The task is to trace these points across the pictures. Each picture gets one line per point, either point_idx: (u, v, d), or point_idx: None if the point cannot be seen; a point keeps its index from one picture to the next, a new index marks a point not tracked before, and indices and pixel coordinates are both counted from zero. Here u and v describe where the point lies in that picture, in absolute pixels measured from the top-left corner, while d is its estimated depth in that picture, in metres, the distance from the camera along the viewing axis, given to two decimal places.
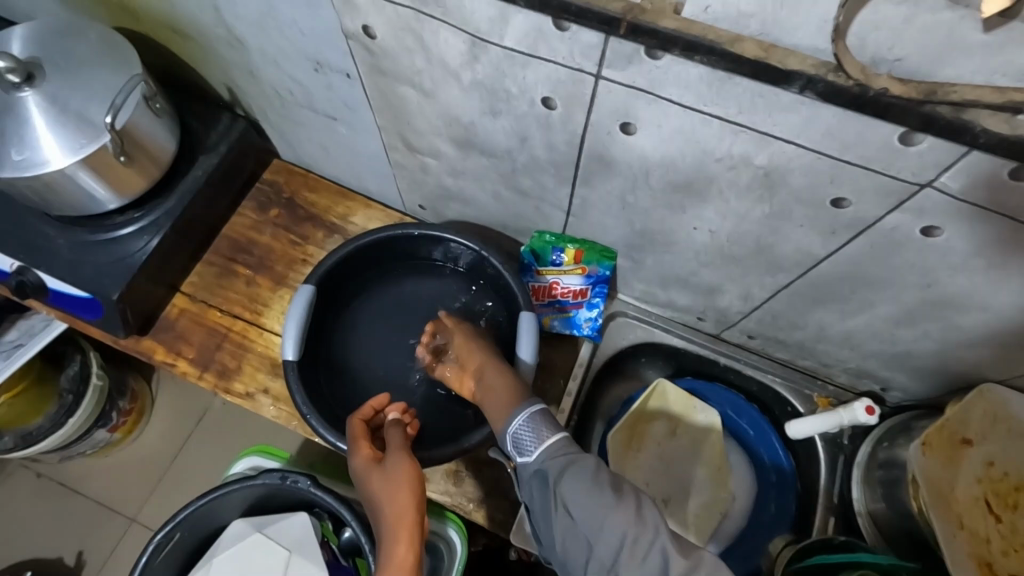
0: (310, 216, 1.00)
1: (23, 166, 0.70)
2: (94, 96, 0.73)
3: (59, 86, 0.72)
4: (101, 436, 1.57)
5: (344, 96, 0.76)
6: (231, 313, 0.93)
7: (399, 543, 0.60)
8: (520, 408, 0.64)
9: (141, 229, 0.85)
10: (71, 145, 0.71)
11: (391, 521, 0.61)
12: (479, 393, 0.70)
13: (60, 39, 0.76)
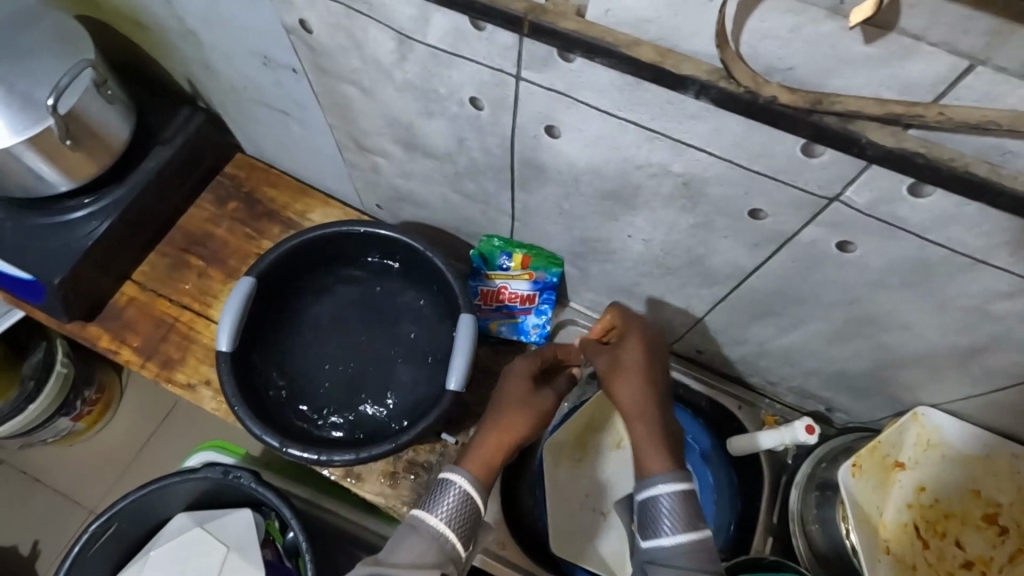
0: (269, 211, 1.00)
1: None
2: (39, 80, 0.73)
3: (8, 67, 0.72)
4: (65, 424, 1.56)
5: (294, 92, 0.77)
6: (180, 304, 0.93)
7: (492, 438, 0.65)
8: (669, 473, 0.57)
9: (92, 215, 0.86)
10: (15, 126, 0.71)
11: (505, 423, 0.66)
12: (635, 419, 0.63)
13: (15, 21, 0.76)
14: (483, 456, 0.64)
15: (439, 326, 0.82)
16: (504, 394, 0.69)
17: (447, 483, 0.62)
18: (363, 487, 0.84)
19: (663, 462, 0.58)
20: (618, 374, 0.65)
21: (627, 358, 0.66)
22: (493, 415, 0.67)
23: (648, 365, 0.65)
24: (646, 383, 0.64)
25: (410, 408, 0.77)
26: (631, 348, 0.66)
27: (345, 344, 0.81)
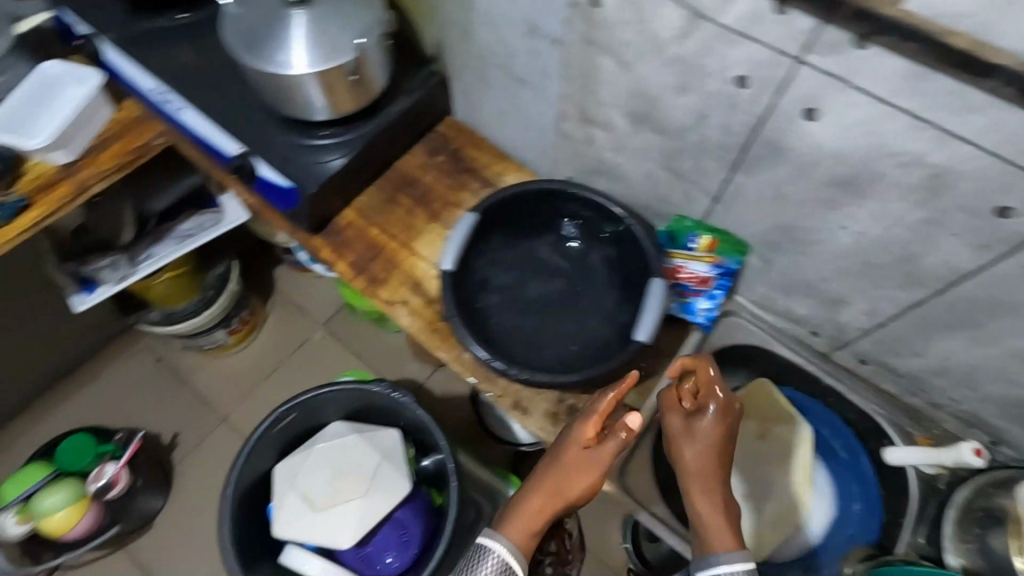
0: (470, 168, 1.12)
1: (283, 67, 0.89)
2: (346, 27, 0.89)
3: (321, 14, 0.89)
4: (220, 336, 1.79)
5: (543, 61, 0.88)
6: (389, 233, 1.05)
7: (535, 502, 0.76)
8: (732, 553, 0.68)
9: (342, 142, 1.01)
10: (323, 60, 0.89)
11: (548, 491, 0.76)
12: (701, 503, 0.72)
13: None
14: (523, 525, 0.75)
15: (628, 288, 0.89)
16: (558, 458, 0.77)
17: (481, 550, 0.74)
18: (527, 421, 0.92)
19: (724, 545, 0.69)
20: (688, 442, 0.74)
21: (700, 428, 0.74)
22: (540, 481, 0.77)
23: (721, 426, 0.75)
24: (721, 443, 0.74)
25: (592, 352, 0.85)
26: (708, 409, 0.75)
27: (535, 285, 0.90)
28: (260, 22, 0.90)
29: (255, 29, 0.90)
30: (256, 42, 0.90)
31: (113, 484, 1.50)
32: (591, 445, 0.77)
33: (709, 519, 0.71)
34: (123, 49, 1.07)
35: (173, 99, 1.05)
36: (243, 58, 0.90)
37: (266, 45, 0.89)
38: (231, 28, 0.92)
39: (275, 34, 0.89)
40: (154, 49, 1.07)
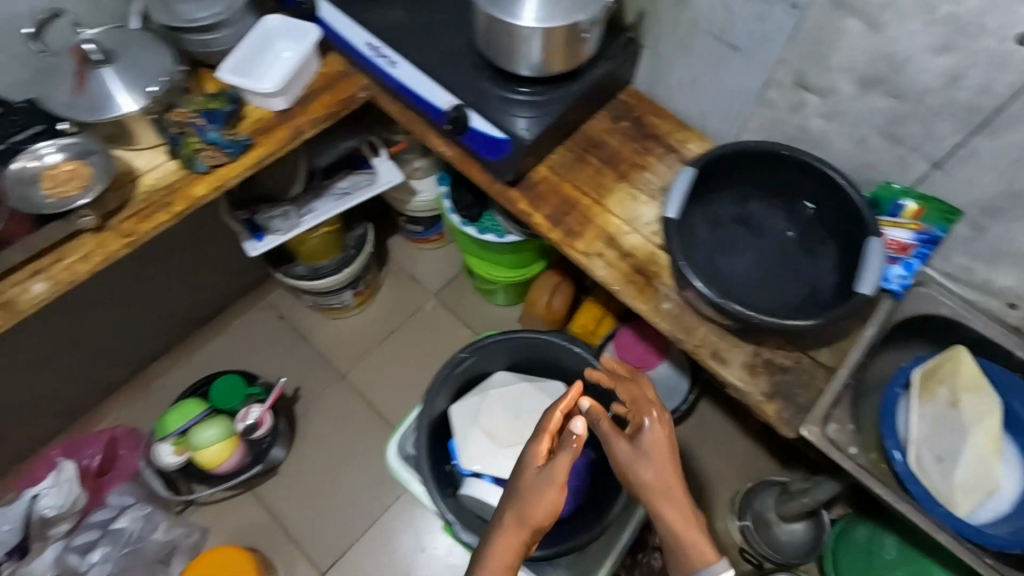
0: (653, 135, 1.17)
1: (524, 19, 0.95)
2: None
3: None
4: (346, 297, 1.87)
5: (770, 26, 0.92)
6: (581, 189, 1.10)
7: (509, 536, 0.78)
8: (709, 562, 0.77)
9: (551, 99, 1.08)
10: (565, 15, 0.95)
11: (517, 527, 0.78)
12: (667, 515, 0.79)
13: None
14: (499, 565, 0.77)
15: (829, 254, 0.96)
16: (521, 490, 0.79)
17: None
18: (726, 370, 0.96)
19: (715, 555, 0.77)
20: (642, 458, 0.80)
21: (654, 447, 0.81)
22: (507, 521, 0.78)
23: (668, 444, 0.82)
24: (671, 463, 0.81)
25: (795, 307, 0.92)
26: (654, 427, 0.83)
27: (744, 247, 0.98)
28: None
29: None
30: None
31: (258, 425, 1.57)
32: (544, 468, 0.79)
33: (676, 533, 0.78)
34: (340, 7, 1.15)
35: (389, 53, 1.11)
36: (487, 8, 0.97)
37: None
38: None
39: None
40: (369, 9, 1.15)
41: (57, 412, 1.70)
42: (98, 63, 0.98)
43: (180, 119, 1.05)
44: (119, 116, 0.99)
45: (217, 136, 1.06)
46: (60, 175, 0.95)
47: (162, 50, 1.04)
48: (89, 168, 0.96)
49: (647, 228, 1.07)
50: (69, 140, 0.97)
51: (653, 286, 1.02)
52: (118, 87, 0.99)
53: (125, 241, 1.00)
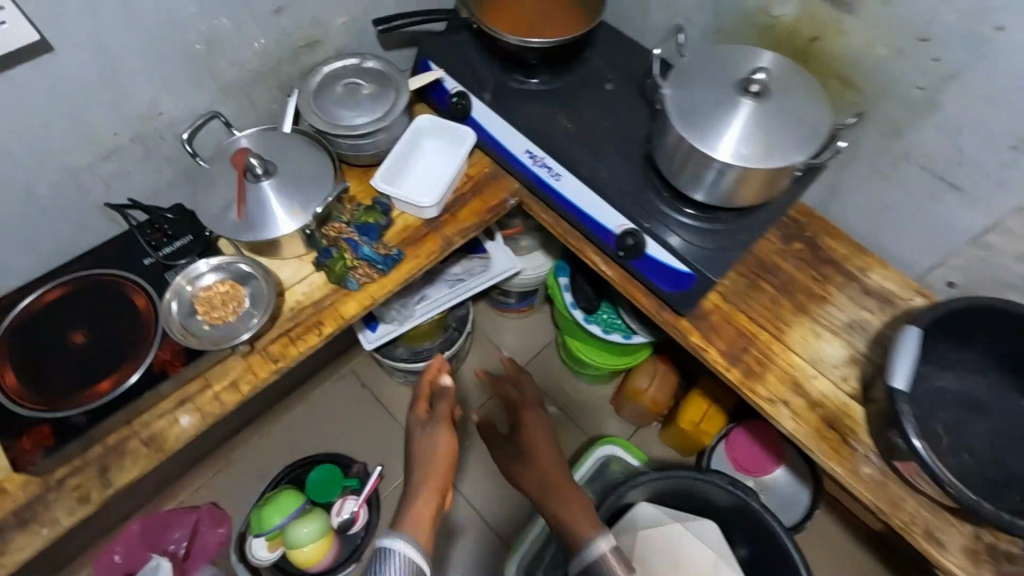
0: (831, 259, 1.06)
1: (735, 156, 0.84)
2: (797, 130, 0.83)
3: (774, 111, 0.84)
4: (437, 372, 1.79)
5: (1014, 175, 0.82)
6: (758, 322, 1.01)
7: (426, 502, 0.89)
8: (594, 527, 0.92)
9: (738, 229, 0.97)
10: (779, 156, 0.82)
11: (426, 489, 0.91)
12: (553, 476, 1.00)
13: (799, 77, 0.86)
14: (419, 526, 0.86)
15: None
16: (428, 458, 0.95)
17: (387, 553, 0.81)
18: (946, 557, 0.84)
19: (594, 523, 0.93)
20: (547, 447, 1.06)
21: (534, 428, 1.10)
22: (422, 487, 0.91)
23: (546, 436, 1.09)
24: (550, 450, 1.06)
25: None
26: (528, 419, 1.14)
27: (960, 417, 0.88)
28: (711, 104, 0.87)
29: (705, 111, 0.87)
30: (708, 123, 0.86)
31: (353, 521, 1.49)
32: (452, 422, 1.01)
33: (560, 503, 0.96)
34: (498, 110, 1.07)
35: (553, 165, 1.03)
36: (687, 137, 0.86)
37: (702, 122, 0.86)
38: (673, 103, 0.88)
39: (731, 119, 0.85)
40: (529, 113, 1.07)
41: (141, 485, 1.63)
42: (259, 177, 0.93)
43: (334, 233, 0.99)
44: (272, 238, 0.91)
45: (371, 254, 0.99)
46: (213, 298, 0.89)
47: (319, 161, 0.98)
48: (242, 292, 0.91)
49: (835, 372, 0.97)
50: (223, 259, 0.92)
51: (849, 445, 0.92)
52: (276, 204, 0.93)
53: (274, 365, 0.92)
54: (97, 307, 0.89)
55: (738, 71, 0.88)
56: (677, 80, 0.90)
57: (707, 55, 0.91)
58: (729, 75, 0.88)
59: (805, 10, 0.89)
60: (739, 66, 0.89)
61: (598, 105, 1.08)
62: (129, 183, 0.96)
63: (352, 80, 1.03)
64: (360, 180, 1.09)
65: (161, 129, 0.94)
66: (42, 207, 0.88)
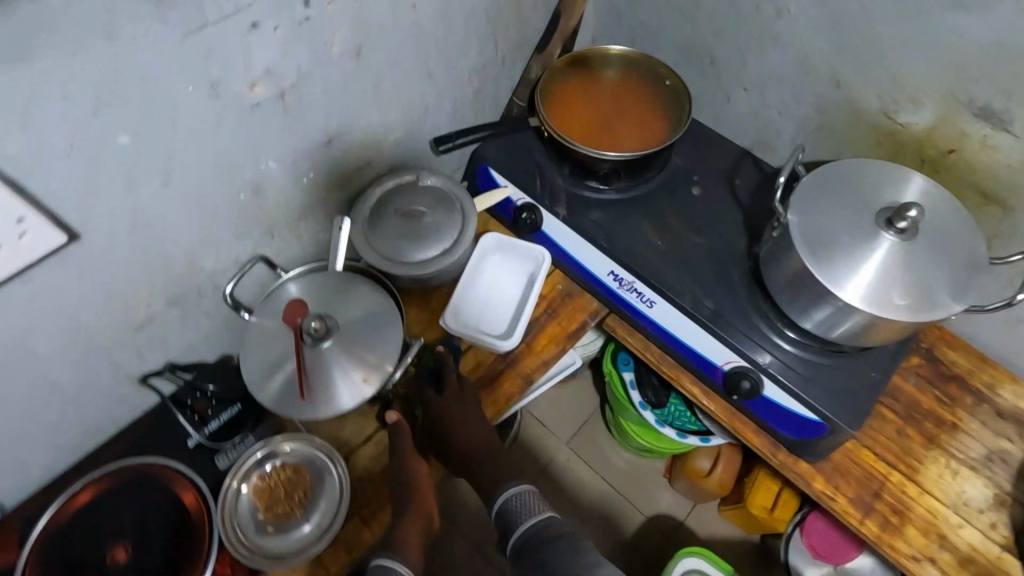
0: (954, 375, 0.95)
1: (886, 307, 0.71)
2: (949, 275, 0.72)
3: (920, 251, 0.72)
4: None
5: None
6: (887, 460, 0.89)
7: (413, 522, 0.71)
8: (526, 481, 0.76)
9: (864, 362, 0.85)
10: (926, 306, 0.71)
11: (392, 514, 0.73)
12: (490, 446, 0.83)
13: (942, 208, 0.76)
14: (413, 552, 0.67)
15: None
16: (402, 483, 0.76)
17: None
18: None
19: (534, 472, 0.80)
20: (470, 420, 0.84)
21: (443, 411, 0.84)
22: (408, 512, 0.72)
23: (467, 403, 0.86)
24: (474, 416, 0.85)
25: None
26: (451, 404, 0.85)
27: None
28: (850, 240, 0.74)
29: (843, 247, 0.74)
30: (849, 264, 0.73)
31: None
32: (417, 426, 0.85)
33: (501, 468, 0.81)
34: (575, 226, 0.95)
35: (645, 291, 0.92)
36: (818, 275, 0.73)
37: (833, 257, 0.73)
38: (804, 237, 0.75)
39: (877, 261, 0.72)
40: (611, 228, 0.95)
41: None
42: (320, 340, 0.79)
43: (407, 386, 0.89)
44: (339, 412, 0.78)
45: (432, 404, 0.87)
46: (276, 490, 0.77)
47: (380, 308, 0.84)
48: (308, 478, 0.77)
49: (981, 517, 0.86)
50: (286, 441, 0.79)
51: None
52: (340, 371, 0.80)
53: (349, 559, 0.76)
54: (139, 513, 0.76)
55: (874, 200, 0.77)
56: (802, 208, 0.78)
57: (833, 177, 0.79)
58: (865, 206, 0.76)
59: (945, 120, 0.78)
60: (874, 194, 0.77)
61: (687, 213, 0.96)
62: (165, 347, 0.82)
63: (409, 206, 0.90)
64: (419, 310, 0.95)
65: (201, 286, 0.80)
66: (67, 395, 0.74)
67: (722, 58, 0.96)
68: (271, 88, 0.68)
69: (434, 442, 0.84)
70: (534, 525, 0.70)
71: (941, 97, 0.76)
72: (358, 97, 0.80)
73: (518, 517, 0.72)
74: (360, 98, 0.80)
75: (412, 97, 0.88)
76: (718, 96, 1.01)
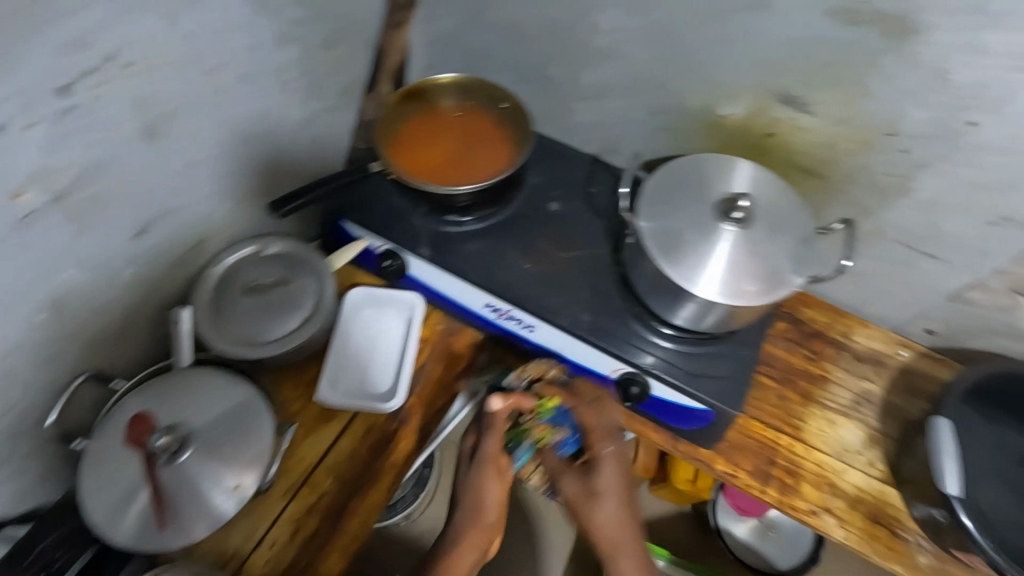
0: (816, 331, 1.03)
1: (738, 296, 0.75)
2: (784, 255, 0.77)
3: (756, 237, 0.77)
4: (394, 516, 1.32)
5: (993, 246, 0.81)
6: (774, 426, 0.95)
7: (469, 544, 0.84)
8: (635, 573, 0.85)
9: (735, 343, 0.89)
10: (769, 288, 0.75)
11: (465, 541, 0.84)
12: (609, 516, 0.85)
13: (767, 191, 0.81)
14: None
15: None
16: (472, 498, 0.86)
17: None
18: None
19: (635, 563, 0.85)
20: (596, 498, 0.86)
21: (597, 483, 0.86)
22: (466, 536, 0.84)
23: (621, 487, 0.86)
24: (618, 506, 0.86)
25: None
26: (605, 479, 0.86)
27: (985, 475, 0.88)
28: (695, 238, 0.77)
29: (691, 247, 0.76)
30: (699, 262, 0.76)
31: None
32: (586, 475, 0.87)
33: (614, 553, 0.85)
34: (442, 264, 0.92)
35: (523, 317, 0.91)
36: (670, 273, 0.76)
37: (683, 253, 0.76)
38: (654, 239, 0.78)
39: (722, 254, 0.76)
40: (480, 260, 0.93)
41: None
42: (176, 454, 0.71)
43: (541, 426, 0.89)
44: (219, 525, 0.71)
45: (572, 443, 0.91)
46: None
47: (243, 398, 0.76)
48: None
49: (860, 458, 0.94)
50: None
51: (900, 537, 0.88)
52: (207, 482, 0.71)
53: None
54: None
55: (710, 195, 0.80)
56: (649, 214, 0.80)
57: (670, 178, 0.82)
58: (701, 201, 0.80)
59: (755, 110, 0.83)
60: (709, 189, 0.81)
61: (550, 232, 0.96)
62: None
63: (255, 280, 0.84)
64: (294, 387, 0.88)
65: (17, 426, 0.70)
66: None
67: (555, 73, 0.96)
68: (42, 193, 0.59)
69: (583, 484, 0.87)
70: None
71: (748, 90, 0.81)
72: (166, 178, 0.72)
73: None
74: (168, 178, 0.72)
75: (235, 164, 0.81)
76: (560, 109, 1.01)
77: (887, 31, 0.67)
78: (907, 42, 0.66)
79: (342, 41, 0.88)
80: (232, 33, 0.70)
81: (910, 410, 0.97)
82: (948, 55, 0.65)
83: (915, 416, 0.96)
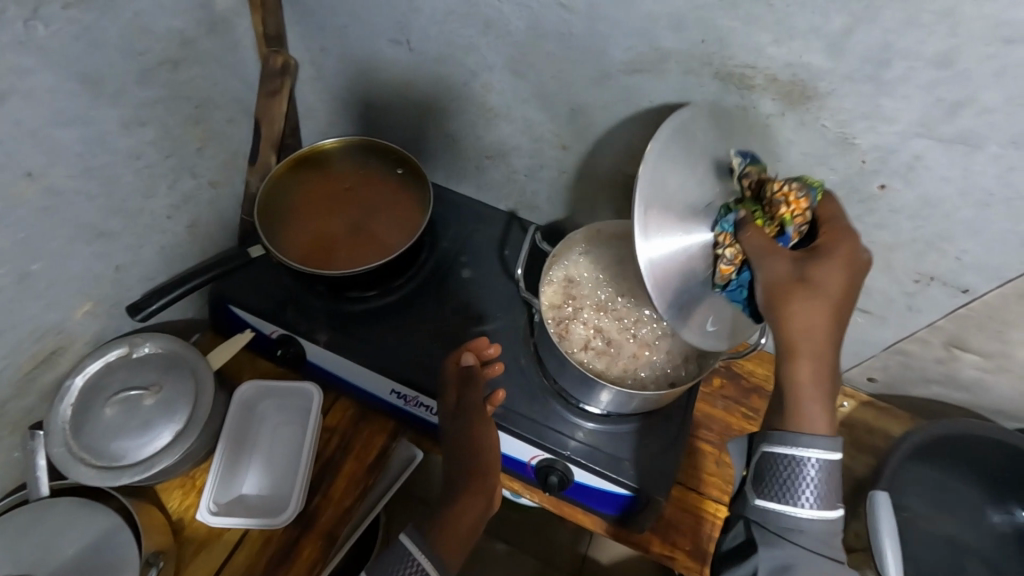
0: (755, 386, 0.96)
1: (706, 334, 0.62)
2: None
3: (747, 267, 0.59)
4: None
5: (922, 303, 0.75)
6: (716, 498, 0.87)
7: (462, 504, 0.68)
8: (817, 435, 0.51)
9: (663, 419, 0.81)
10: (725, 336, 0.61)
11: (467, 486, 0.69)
12: (818, 341, 0.51)
13: None
14: (451, 537, 0.65)
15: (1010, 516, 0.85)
16: (463, 442, 0.72)
17: (404, 553, 0.62)
18: None
19: (824, 417, 0.52)
20: (811, 287, 0.51)
21: (819, 274, 0.52)
22: (456, 482, 0.70)
23: (837, 320, 0.52)
24: (831, 335, 0.51)
25: None
26: (834, 278, 0.52)
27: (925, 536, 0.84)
28: (694, 256, 0.57)
29: (682, 275, 0.57)
30: (682, 300, 0.58)
31: None
32: (800, 263, 0.53)
33: (813, 374, 0.52)
34: (341, 349, 0.83)
35: (431, 403, 0.82)
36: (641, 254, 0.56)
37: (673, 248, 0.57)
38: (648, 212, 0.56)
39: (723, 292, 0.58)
40: (382, 340, 0.85)
41: None
42: None
43: (786, 200, 0.55)
44: None
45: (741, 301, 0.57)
46: None
47: (107, 530, 0.69)
48: None
49: None
50: None
51: None
52: None
53: None
54: None
55: (716, 174, 0.59)
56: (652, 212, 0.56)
57: (678, 146, 0.59)
58: (704, 185, 0.58)
59: None
60: (717, 163, 0.60)
61: (458, 303, 0.89)
62: None
63: (125, 387, 0.75)
64: (177, 500, 0.79)
65: None
66: None
67: (455, 131, 0.89)
68: None
69: (805, 284, 0.52)
70: (794, 544, 0.53)
71: None
72: None
73: (786, 476, 0.52)
74: None
75: (88, 263, 0.72)
76: (467, 166, 0.94)
77: (784, 95, 0.61)
78: (806, 106, 0.61)
79: (210, 115, 0.80)
80: (55, 129, 0.62)
81: (854, 468, 0.91)
82: (851, 120, 0.59)
83: (859, 473, 0.91)
